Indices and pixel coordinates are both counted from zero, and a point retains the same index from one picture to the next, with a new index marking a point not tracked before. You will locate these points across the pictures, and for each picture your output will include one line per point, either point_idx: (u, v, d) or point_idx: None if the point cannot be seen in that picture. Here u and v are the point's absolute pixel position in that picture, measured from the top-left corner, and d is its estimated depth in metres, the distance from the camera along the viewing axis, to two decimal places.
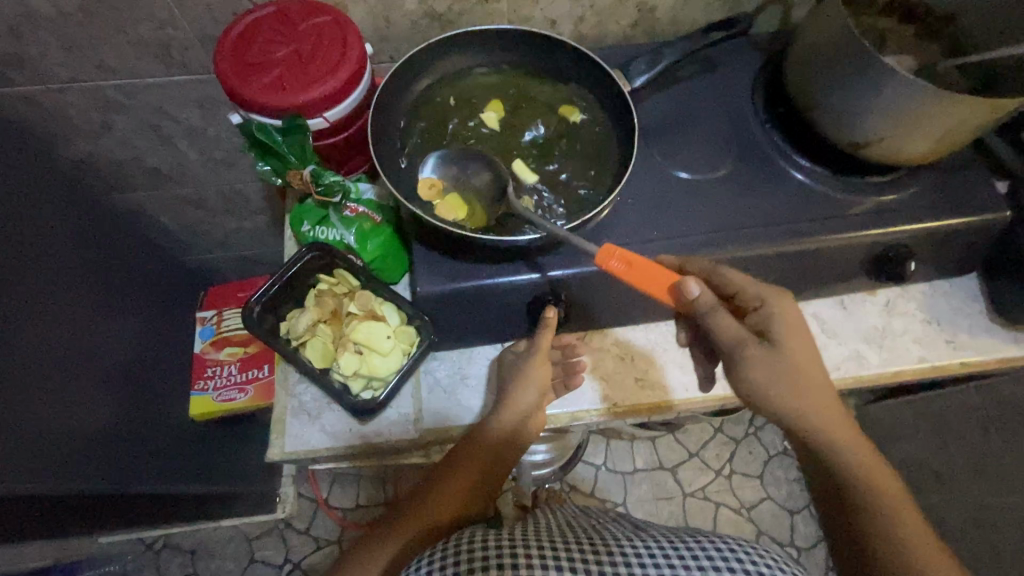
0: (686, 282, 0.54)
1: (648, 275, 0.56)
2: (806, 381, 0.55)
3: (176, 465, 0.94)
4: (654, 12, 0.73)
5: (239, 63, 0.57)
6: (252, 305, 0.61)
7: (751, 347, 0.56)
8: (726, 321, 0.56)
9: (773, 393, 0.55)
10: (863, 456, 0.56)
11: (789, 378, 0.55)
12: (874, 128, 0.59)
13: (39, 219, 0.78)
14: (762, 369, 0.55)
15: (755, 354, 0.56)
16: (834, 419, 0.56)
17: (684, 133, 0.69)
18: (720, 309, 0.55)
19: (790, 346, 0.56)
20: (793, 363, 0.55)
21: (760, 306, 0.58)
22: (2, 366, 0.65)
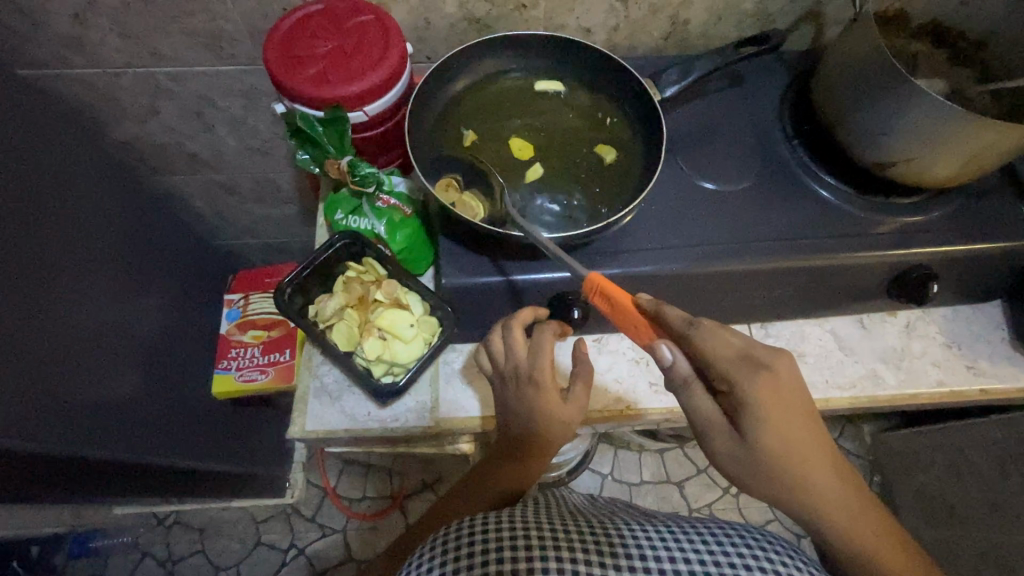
0: (656, 349, 0.50)
1: (627, 318, 0.55)
2: (780, 475, 0.50)
3: (192, 442, 0.97)
4: (687, 26, 0.75)
5: (285, 55, 0.60)
6: (284, 287, 0.63)
7: (719, 438, 0.50)
8: (697, 406, 0.50)
9: (750, 484, 0.51)
10: (852, 516, 0.53)
11: (766, 473, 0.50)
12: (899, 149, 0.59)
13: (83, 196, 0.82)
14: (733, 460, 0.51)
15: (724, 446, 0.51)
16: (819, 494, 0.52)
17: (710, 144, 0.70)
18: (690, 390, 0.50)
19: (762, 439, 0.49)
20: (767, 456, 0.49)
21: (731, 389, 0.49)
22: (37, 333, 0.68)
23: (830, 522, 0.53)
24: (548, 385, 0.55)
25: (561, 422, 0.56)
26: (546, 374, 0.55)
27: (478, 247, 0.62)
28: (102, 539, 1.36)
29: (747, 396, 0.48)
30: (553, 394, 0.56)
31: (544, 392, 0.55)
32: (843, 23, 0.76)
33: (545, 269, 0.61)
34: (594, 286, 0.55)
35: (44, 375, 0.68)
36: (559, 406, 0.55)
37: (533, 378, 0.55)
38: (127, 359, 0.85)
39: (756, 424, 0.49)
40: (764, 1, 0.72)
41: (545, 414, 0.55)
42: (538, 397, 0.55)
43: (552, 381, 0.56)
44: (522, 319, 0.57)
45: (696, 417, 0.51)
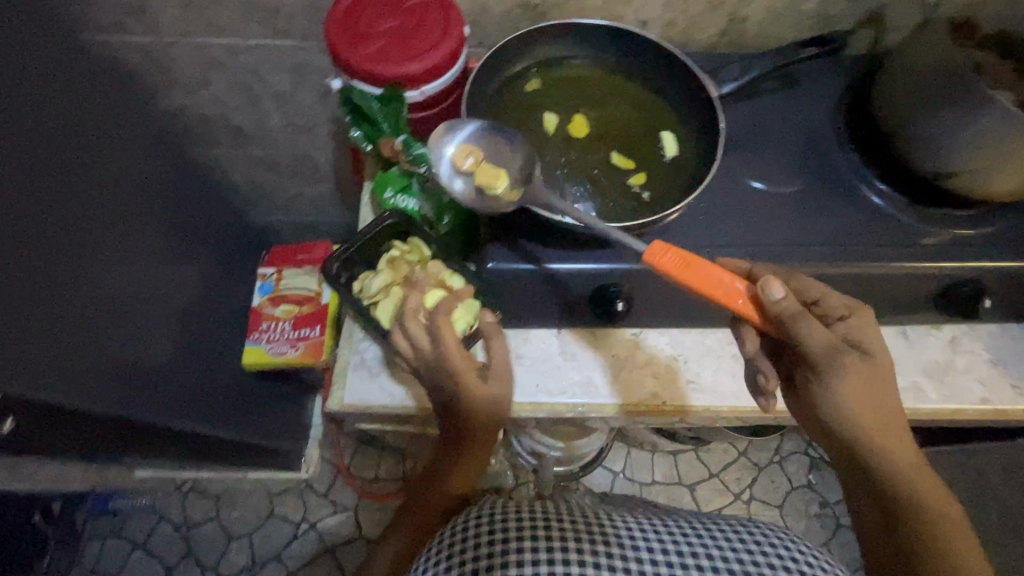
0: (767, 288, 0.50)
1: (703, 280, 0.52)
2: (890, 406, 0.53)
3: (214, 409, 0.99)
4: (744, 23, 0.74)
5: (347, 32, 0.60)
6: (332, 261, 0.65)
7: (849, 358, 0.52)
8: (816, 331, 0.51)
9: (863, 414, 0.53)
10: (927, 481, 0.55)
11: (881, 398, 0.53)
12: (961, 159, 0.58)
13: (129, 161, 0.83)
14: (859, 384, 0.52)
15: (854, 363, 0.52)
16: (904, 444, 0.54)
17: (760, 144, 0.70)
18: (804, 320, 0.50)
19: (881, 361, 0.53)
20: (883, 382, 0.53)
21: (848, 317, 0.54)
22: (78, 292, 0.69)
23: (907, 481, 0.54)
24: (463, 368, 0.56)
25: (483, 403, 0.58)
26: (457, 359, 0.56)
27: (529, 234, 0.62)
28: (122, 500, 1.40)
29: (865, 318, 0.54)
30: (470, 373, 0.57)
31: (458, 375, 0.56)
32: (906, 28, 0.74)
33: (590, 261, 0.60)
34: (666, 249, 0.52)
35: (82, 334, 0.70)
36: (476, 384, 0.57)
37: (447, 367, 0.56)
38: (158, 324, 0.87)
39: (877, 342, 0.54)
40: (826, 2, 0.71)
41: (465, 395, 0.57)
42: (455, 382, 0.57)
43: (467, 361, 0.57)
44: (447, 307, 0.56)
45: (818, 345, 0.51)
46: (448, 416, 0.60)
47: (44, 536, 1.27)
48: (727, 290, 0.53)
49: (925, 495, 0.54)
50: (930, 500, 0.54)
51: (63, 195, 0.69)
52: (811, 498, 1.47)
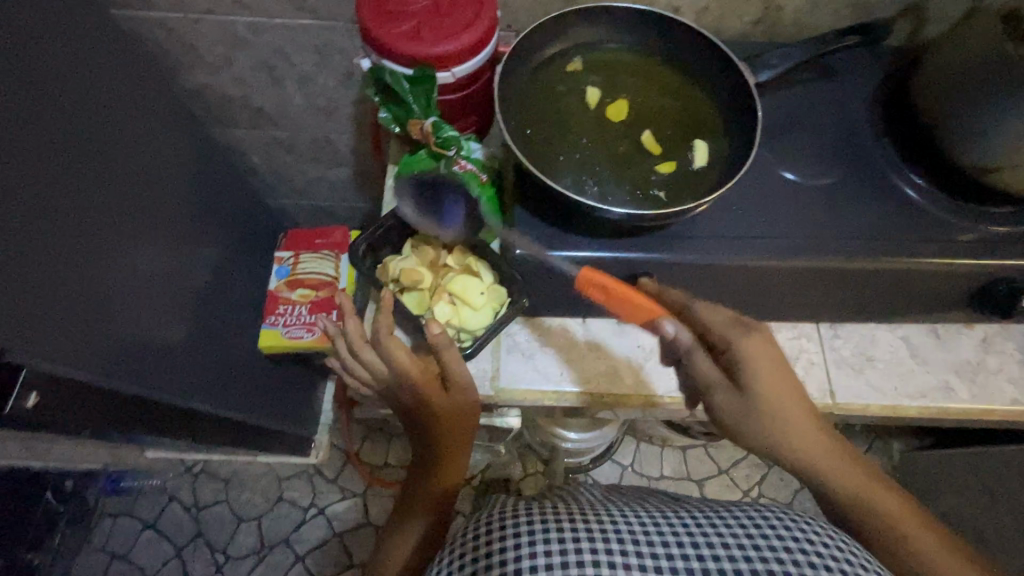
0: (659, 325, 0.57)
1: (627, 301, 0.57)
2: (783, 431, 0.56)
3: (228, 390, 0.99)
4: (780, 11, 0.72)
5: (380, 10, 0.59)
6: (359, 242, 0.64)
7: (722, 390, 0.56)
8: (698, 363, 0.57)
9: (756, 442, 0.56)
10: (860, 485, 0.57)
11: (766, 428, 0.56)
12: (1006, 152, 0.56)
13: (149, 138, 0.83)
14: (736, 415, 0.56)
15: (726, 399, 0.56)
16: (821, 462, 0.57)
17: (793, 135, 0.68)
18: (694, 352, 0.56)
19: (763, 392, 0.55)
20: (767, 412, 0.55)
21: (731, 348, 0.56)
22: (97, 269, 0.69)
23: (839, 492, 0.57)
24: (419, 378, 0.59)
25: (449, 410, 0.60)
26: (413, 371, 0.59)
27: (561, 220, 0.61)
28: (133, 479, 1.41)
29: (739, 349, 0.56)
30: (429, 383, 0.60)
31: (419, 386, 0.59)
32: (945, 20, 0.72)
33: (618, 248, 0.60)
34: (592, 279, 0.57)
35: (100, 311, 0.69)
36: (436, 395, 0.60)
37: (404, 381, 0.59)
38: (173, 304, 0.87)
39: (753, 371, 0.55)
40: None
41: (427, 404, 0.60)
42: (417, 394, 0.60)
43: (422, 372, 0.59)
44: (387, 326, 0.58)
45: (700, 377, 0.57)
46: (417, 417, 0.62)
47: (56, 513, 1.28)
48: (642, 313, 0.58)
49: (864, 500, 0.57)
50: (870, 505, 0.57)
51: (82, 171, 0.68)
52: (821, 498, 1.46)
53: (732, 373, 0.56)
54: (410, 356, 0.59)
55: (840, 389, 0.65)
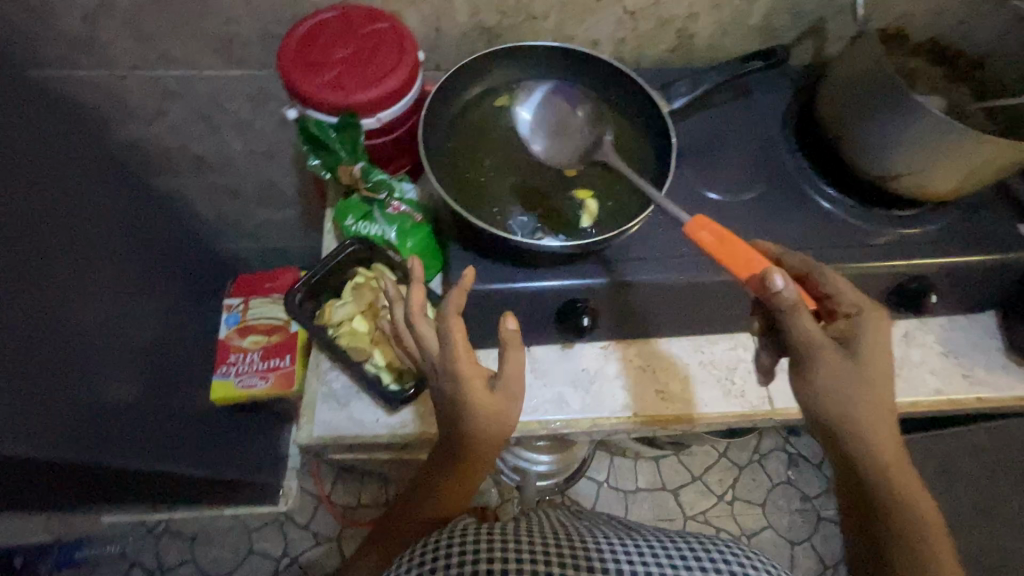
0: (769, 278, 0.48)
1: (734, 258, 0.53)
2: (874, 409, 0.50)
3: (184, 448, 0.96)
4: (694, 39, 0.76)
5: (303, 62, 0.60)
6: (295, 291, 0.63)
7: (832, 352, 0.50)
8: (806, 325, 0.49)
9: (841, 405, 0.50)
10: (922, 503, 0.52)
11: (866, 401, 0.50)
12: (901, 163, 0.61)
13: (81, 198, 0.80)
14: (837, 380, 0.50)
15: (835, 361, 0.50)
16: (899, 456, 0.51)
17: (715, 155, 0.71)
18: (799, 314, 0.49)
19: (872, 366, 0.50)
20: (869, 385, 0.50)
21: (852, 317, 0.52)
22: (26, 340, 0.66)
23: (886, 483, 0.51)
24: (471, 374, 0.54)
25: (492, 411, 0.55)
26: (465, 362, 0.53)
27: (496, 254, 0.62)
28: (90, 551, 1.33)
29: (864, 319, 0.52)
30: (477, 381, 0.54)
31: (466, 382, 0.54)
32: (844, 39, 0.77)
33: (555, 276, 0.61)
34: (700, 227, 0.55)
35: (41, 382, 0.67)
36: (480, 393, 0.54)
37: (453, 367, 0.53)
38: (121, 363, 0.84)
39: (873, 344, 0.50)
40: (769, 17, 0.74)
41: (470, 403, 0.54)
42: (462, 387, 0.54)
43: (474, 365, 0.54)
44: (456, 305, 0.53)
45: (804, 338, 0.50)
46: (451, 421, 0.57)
47: None
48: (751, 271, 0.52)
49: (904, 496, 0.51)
50: (909, 502, 0.51)
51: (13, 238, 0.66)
52: (792, 494, 1.49)
53: (843, 342, 0.52)
54: (464, 341, 0.54)
55: (777, 393, 0.68)
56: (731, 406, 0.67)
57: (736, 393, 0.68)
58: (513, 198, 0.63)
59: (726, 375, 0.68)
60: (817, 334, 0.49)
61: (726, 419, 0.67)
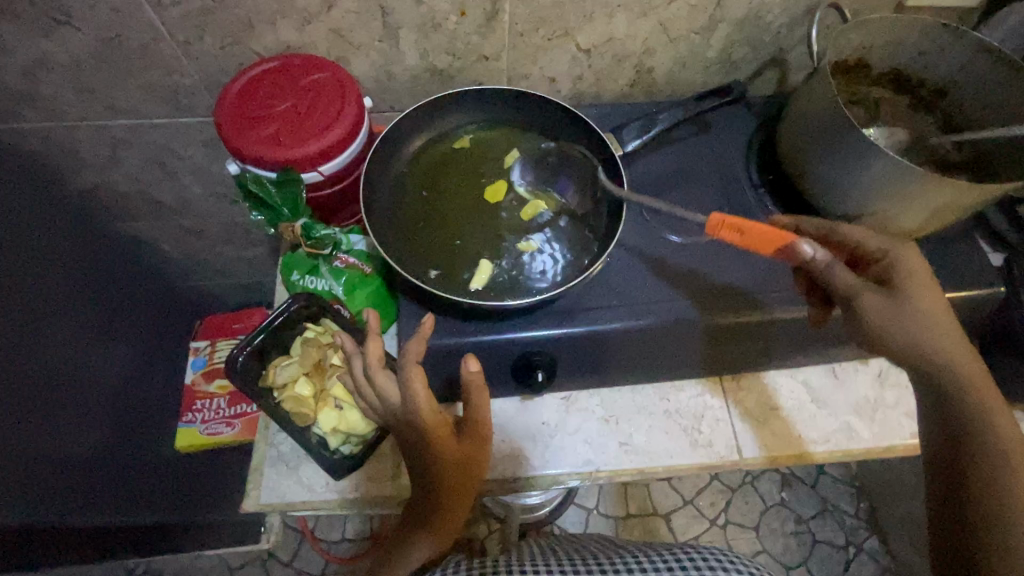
0: (796, 247, 0.52)
1: (765, 241, 0.54)
2: (942, 337, 0.48)
3: (159, 496, 0.92)
4: (651, 73, 0.74)
5: (240, 117, 0.59)
6: (235, 355, 0.61)
7: (872, 294, 0.49)
8: (839, 274, 0.50)
9: (898, 344, 0.48)
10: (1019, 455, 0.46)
11: (926, 333, 0.48)
12: (863, 203, 0.59)
13: (33, 249, 0.78)
14: (889, 321, 0.48)
15: (875, 302, 0.49)
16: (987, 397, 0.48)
17: (676, 194, 0.69)
18: (832, 268, 0.50)
19: (919, 296, 0.48)
20: (923, 318, 0.48)
21: (885, 261, 0.51)
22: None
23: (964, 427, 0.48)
24: (436, 423, 0.51)
25: (452, 457, 0.53)
26: (426, 413, 0.51)
27: (448, 309, 0.60)
28: None
29: (896, 258, 0.50)
30: (443, 430, 0.52)
31: (431, 432, 0.51)
32: (806, 68, 0.76)
33: (511, 331, 0.58)
34: (721, 221, 0.55)
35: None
36: (450, 439, 0.52)
37: (415, 416, 0.51)
38: (87, 411, 0.82)
39: (912, 279, 0.49)
40: (727, 49, 0.72)
41: (434, 451, 0.52)
42: (424, 437, 0.52)
43: (438, 415, 0.51)
44: (417, 355, 0.49)
45: (842, 288, 0.50)
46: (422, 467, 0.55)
47: None
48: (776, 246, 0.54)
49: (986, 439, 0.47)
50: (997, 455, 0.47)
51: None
52: (786, 515, 1.45)
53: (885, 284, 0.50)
54: (427, 389, 0.51)
55: (745, 442, 0.65)
56: (698, 457, 0.64)
57: (702, 442, 0.65)
58: (467, 250, 0.61)
59: (692, 424, 0.66)
60: (851, 278, 0.50)
61: (692, 470, 0.64)
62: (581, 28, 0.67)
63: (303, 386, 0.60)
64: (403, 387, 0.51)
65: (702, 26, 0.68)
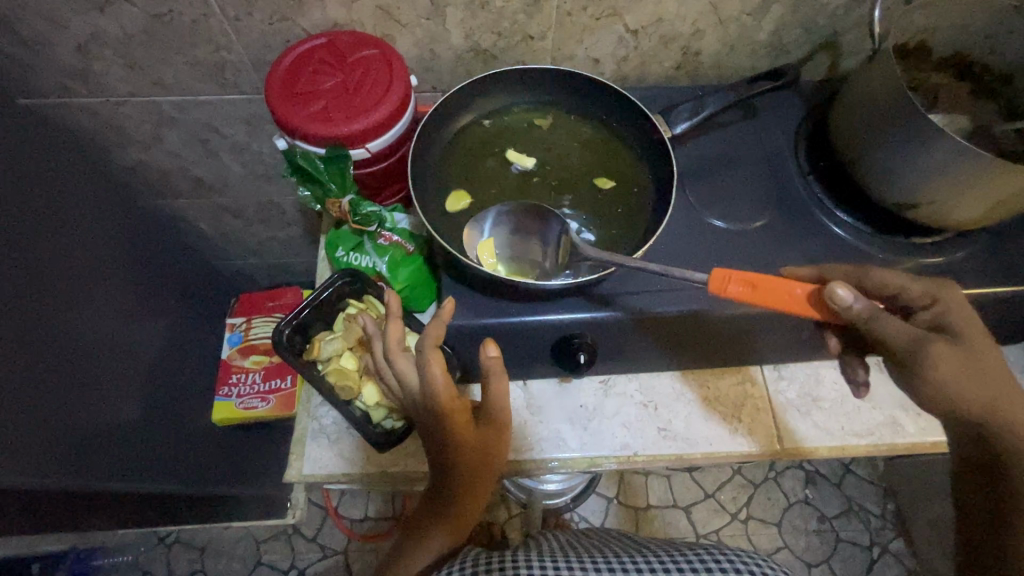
0: (831, 289, 0.46)
1: (777, 296, 0.50)
2: (1001, 384, 0.46)
3: (197, 466, 0.95)
4: (698, 56, 0.72)
5: (288, 92, 0.59)
6: (282, 326, 0.62)
7: (936, 341, 0.46)
8: (888, 325, 0.47)
9: (966, 398, 0.46)
10: None
11: (984, 382, 0.46)
12: (920, 192, 0.57)
13: (81, 222, 0.80)
14: (953, 371, 0.46)
15: (941, 352, 0.46)
16: None
17: (721, 178, 0.68)
18: (880, 317, 0.47)
19: (980, 347, 0.47)
20: (984, 368, 0.46)
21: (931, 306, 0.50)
22: (35, 371, 0.66)
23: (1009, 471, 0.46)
24: (454, 408, 0.51)
25: (475, 449, 0.53)
26: (445, 401, 0.50)
27: (489, 289, 0.59)
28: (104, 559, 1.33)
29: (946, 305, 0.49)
30: (462, 417, 0.52)
31: (447, 416, 0.51)
32: (859, 54, 0.74)
33: (552, 312, 0.58)
34: (731, 276, 0.51)
35: (44, 404, 0.66)
36: (465, 426, 0.52)
37: (434, 404, 0.51)
38: (129, 382, 0.84)
39: (965, 326, 0.48)
40: (778, 32, 0.70)
41: (454, 439, 0.52)
42: (443, 426, 0.51)
43: (458, 403, 0.51)
44: (435, 337, 0.51)
45: (897, 342, 0.47)
46: (437, 456, 0.54)
47: None
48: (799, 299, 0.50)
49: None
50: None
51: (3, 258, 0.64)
52: (809, 513, 1.43)
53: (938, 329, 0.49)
54: (445, 374, 0.51)
55: (786, 432, 0.64)
56: (738, 446, 0.64)
57: (742, 431, 0.65)
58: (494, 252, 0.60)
59: (733, 412, 0.65)
60: (902, 329, 0.47)
61: (732, 458, 0.64)
62: (630, 8, 0.65)
63: (348, 360, 0.62)
64: (423, 375, 0.51)
65: (755, 7, 0.66)
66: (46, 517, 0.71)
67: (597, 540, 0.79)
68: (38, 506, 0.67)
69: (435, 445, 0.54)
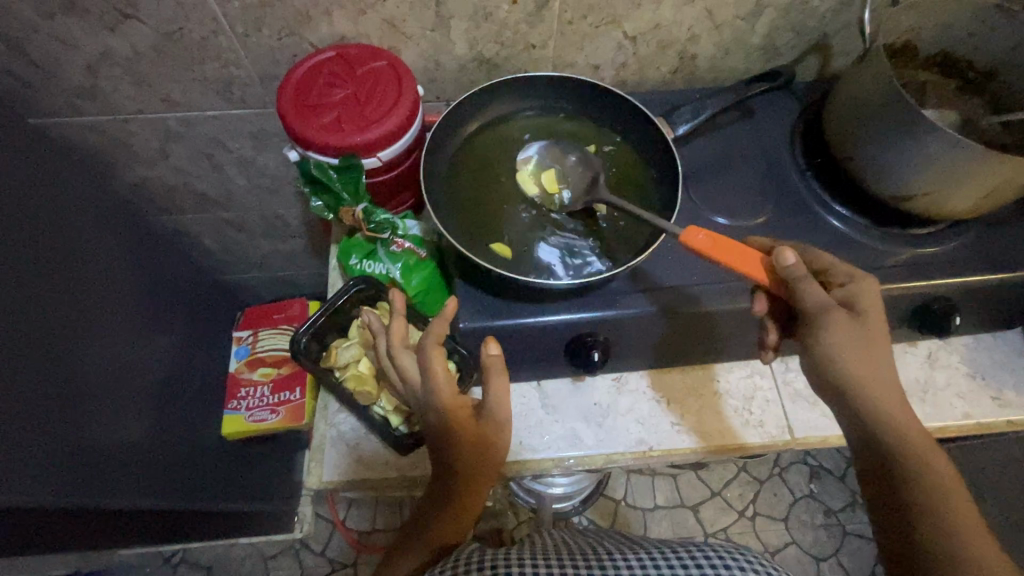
0: (781, 251, 0.50)
1: (735, 254, 0.54)
2: (882, 366, 0.50)
3: (208, 480, 0.94)
4: (694, 60, 0.75)
5: (300, 104, 0.60)
6: (299, 334, 0.64)
7: (837, 314, 0.50)
8: (808, 292, 0.50)
9: (852, 370, 0.50)
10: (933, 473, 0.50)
11: (869, 365, 0.50)
12: (915, 184, 0.59)
13: (90, 240, 0.80)
14: (843, 343, 0.50)
15: (840, 322, 0.50)
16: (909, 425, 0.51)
17: (721, 177, 0.70)
18: (808, 284, 0.50)
19: (874, 327, 0.50)
20: (874, 348, 0.50)
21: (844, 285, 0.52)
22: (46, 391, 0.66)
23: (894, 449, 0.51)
24: (452, 403, 0.52)
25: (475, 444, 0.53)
26: (446, 395, 0.51)
27: (503, 290, 0.61)
28: None
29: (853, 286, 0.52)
30: (461, 411, 0.52)
31: (448, 411, 0.52)
32: (848, 54, 0.76)
33: (561, 311, 0.59)
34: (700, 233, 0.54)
35: (53, 425, 0.66)
36: (465, 421, 0.53)
37: (436, 399, 0.52)
38: (138, 398, 0.84)
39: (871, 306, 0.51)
40: (771, 35, 0.72)
41: (452, 433, 0.53)
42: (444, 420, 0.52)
43: (458, 397, 0.52)
44: (437, 335, 0.52)
45: (810, 307, 0.51)
46: (438, 451, 0.55)
47: None
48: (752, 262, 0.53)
49: (925, 468, 0.50)
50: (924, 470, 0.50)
51: (10, 278, 0.64)
52: (815, 508, 1.44)
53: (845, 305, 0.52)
54: (446, 369, 0.52)
55: (795, 422, 0.66)
56: (750, 437, 0.65)
57: (753, 422, 0.66)
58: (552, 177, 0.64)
59: (742, 405, 0.67)
60: (817, 296, 0.50)
61: (744, 450, 0.65)
62: (629, 15, 0.67)
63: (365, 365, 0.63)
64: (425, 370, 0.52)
65: (748, 12, 0.69)
66: (56, 540, 0.70)
67: (611, 537, 0.80)
68: (55, 525, 0.67)
69: (436, 440, 0.54)
